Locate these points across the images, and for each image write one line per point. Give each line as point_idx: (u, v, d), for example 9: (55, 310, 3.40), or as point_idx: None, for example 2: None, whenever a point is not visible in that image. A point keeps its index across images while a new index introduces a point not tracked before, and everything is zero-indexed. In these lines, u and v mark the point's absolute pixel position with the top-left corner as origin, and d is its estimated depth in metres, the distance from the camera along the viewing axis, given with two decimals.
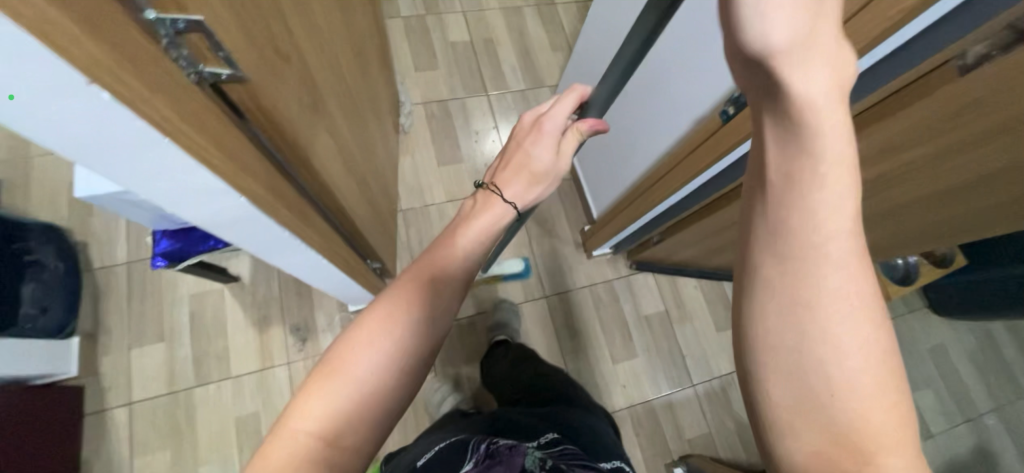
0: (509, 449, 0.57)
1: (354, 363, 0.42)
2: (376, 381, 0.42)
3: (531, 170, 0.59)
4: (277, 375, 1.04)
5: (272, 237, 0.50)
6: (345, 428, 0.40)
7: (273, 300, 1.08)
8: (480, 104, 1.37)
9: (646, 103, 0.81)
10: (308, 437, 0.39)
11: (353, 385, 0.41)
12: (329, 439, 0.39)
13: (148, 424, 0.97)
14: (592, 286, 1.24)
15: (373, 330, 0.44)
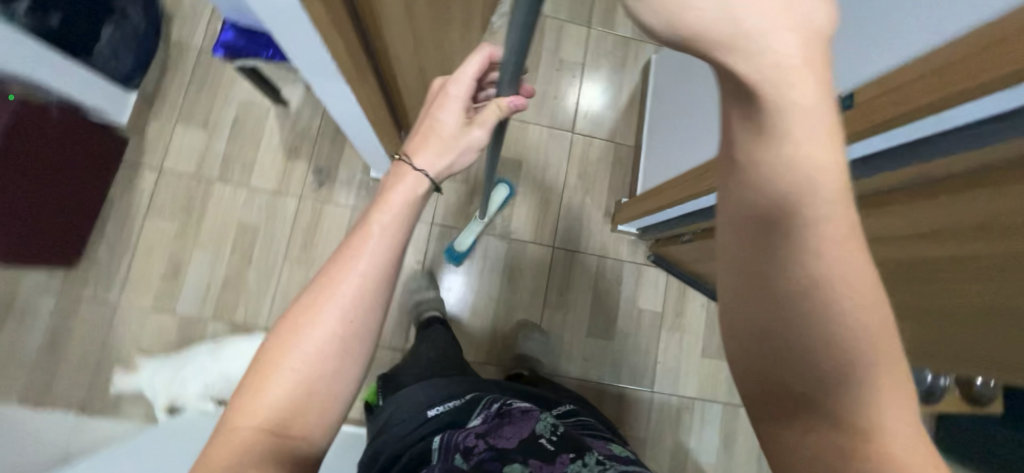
0: (522, 413, 0.63)
1: (296, 348, 0.45)
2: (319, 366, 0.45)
3: (443, 141, 0.57)
4: (285, 204, 1.09)
5: (314, 54, 0.52)
6: (295, 416, 0.44)
7: (308, 137, 1.12)
8: (578, 35, 1.28)
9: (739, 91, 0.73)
10: (257, 424, 0.43)
11: (295, 370, 0.45)
12: (277, 427, 0.43)
13: (167, 195, 1.06)
14: (602, 257, 1.20)
15: (315, 313, 0.46)
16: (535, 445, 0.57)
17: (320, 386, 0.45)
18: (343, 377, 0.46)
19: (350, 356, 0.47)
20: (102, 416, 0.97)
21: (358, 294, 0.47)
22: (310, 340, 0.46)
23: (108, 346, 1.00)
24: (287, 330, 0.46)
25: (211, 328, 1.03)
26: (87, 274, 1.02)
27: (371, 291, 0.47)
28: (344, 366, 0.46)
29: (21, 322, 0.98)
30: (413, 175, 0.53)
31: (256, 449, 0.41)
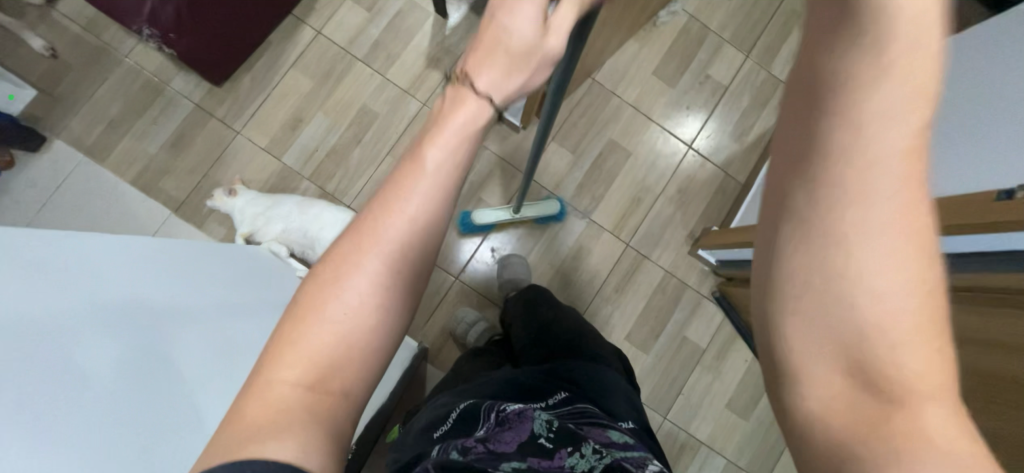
0: (518, 415, 0.59)
1: (330, 308, 0.37)
2: (357, 320, 0.37)
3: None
4: (409, 104, 1.14)
5: None
6: (332, 373, 0.36)
7: (452, 54, 1.16)
8: (734, 58, 1.26)
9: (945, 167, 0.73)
10: (286, 384, 0.35)
11: (332, 325, 0.36)
12: (309, 387, 0.35)
13: (316, 55, 1.14)
14: (668, 274, 1.19)
15: (351, 269, 0.37)
16: (534, 445, 0.53)
17: (355, 339, 0.37)
18: (376, 336, 0.37)
19: (388, 306, 0.38)
20: (189, 220, 1.06)
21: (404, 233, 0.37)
22: (348, 290, 0.37)
23: (216, 164, 1.09)
24: (324, 277, 0.37)
25: (304, 185, 1.10)
26: (224, 96, 1.11)
27: (415, 232, 0.38)
28: (381, 320, 0.37)
29: (159, 115, 1.09)
30: None
31: (289, 412, 0.34)
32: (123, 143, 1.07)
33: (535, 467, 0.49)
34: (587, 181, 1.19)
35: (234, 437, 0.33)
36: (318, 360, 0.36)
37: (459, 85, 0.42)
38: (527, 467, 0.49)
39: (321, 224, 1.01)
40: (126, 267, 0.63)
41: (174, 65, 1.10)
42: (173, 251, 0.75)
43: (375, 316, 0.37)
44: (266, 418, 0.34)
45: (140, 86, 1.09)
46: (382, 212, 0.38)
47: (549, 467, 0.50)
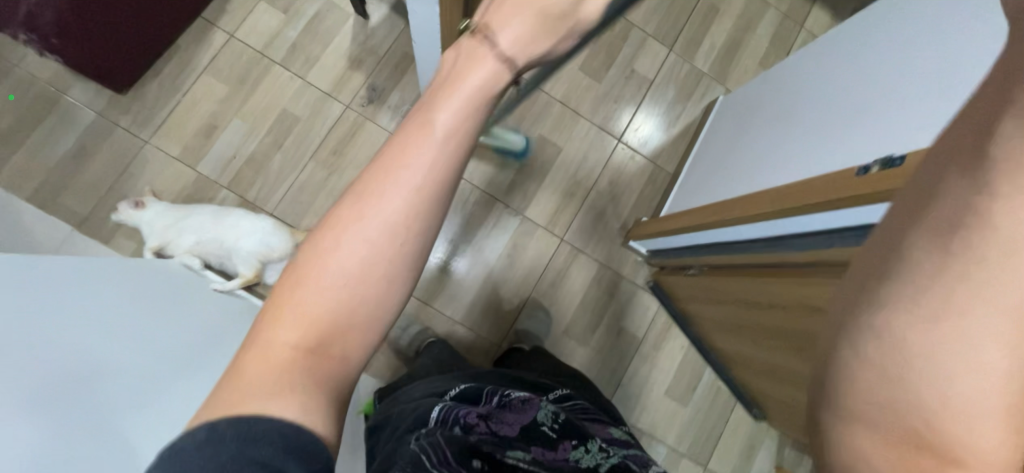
0: (524, 403, 0.58)
1: (324, 279, 0.33)
2: (353, 288, 0.33)
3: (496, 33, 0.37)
4: (332, 107, 1.12)
5: None
6: (331, 338, 0.33)
7: (375, 54, 1.14)
8: (658, 52, 1.29)
9: (778, 152, 0.81)
10: (286, 344, 0.32)
11: (337, 295, 0.33)
12: (306, 346, 0.32)
13: (230, 59, 1.09)
14: (603, 266, 1.21)
15: (354, 233, 0.33)
16: (537, 432, 0.53)
17: (350, 303, 0.33)
18: (374, 304, 0.34)
19: (397, 268, 0.34)
20: (94, 237, 1.00)
21: (421, 196, 0.33)
22: (347, 256, 0.33)
23: (123, 176, 1.03)
24: (328, 236, 0.34)
25: (221, 194, 1.06)
26: (131, 104, 1.05)
27: (417, 199, 0.33)
28: (382, 287, 0.34)
29: (57, 126, 1.02)
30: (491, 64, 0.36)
31: (284, 372, 0.31)
32: (15, 158, 1.00)
33: (539, 460, 0.49)
34: (518, 178, 1.19)
35: (236, 391, 0.31)
36: (319, 323, 0.33)
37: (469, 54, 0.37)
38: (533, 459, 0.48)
39: (238, 233, 0.97)
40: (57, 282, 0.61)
41: (71, 72, 1.03)
42: (98, 264, 0.74)
43: (377, 279, 0.33)
44: (270, 378, 0.31)
45: (35, 96, 1.02)
46: (400, 160, 0.33)
47: (555, 459, 0.50)
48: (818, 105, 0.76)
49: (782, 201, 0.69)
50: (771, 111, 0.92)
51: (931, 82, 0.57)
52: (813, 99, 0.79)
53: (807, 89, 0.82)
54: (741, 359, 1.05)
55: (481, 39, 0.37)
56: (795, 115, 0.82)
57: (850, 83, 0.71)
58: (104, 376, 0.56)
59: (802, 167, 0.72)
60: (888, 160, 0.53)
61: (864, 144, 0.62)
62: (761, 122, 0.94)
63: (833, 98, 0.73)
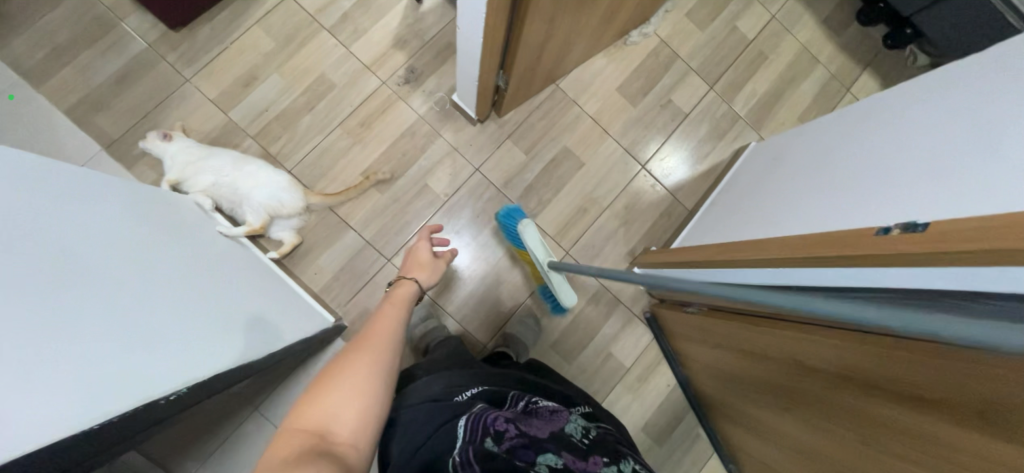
0: (551, 413, 0.57)
1: (347, 377, 0.46)
2: (357, 391, 0.45)
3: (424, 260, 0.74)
4: (369, 80, 1.14)
5: None
6: (340, 428, 0.43)
7: (420, 38, 1.17)
8: (697, 88, 1.29)
9: (816, 198, 0.77)
10: (306, 432, 0.41)
11: (346, 395, 0.45)
12: (323, 434, 0.42)
13: (282, 17, 1.13)
14: (603, 288, 1.19)
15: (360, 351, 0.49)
16: (567, 440, 0.51)
17: (353, 403, 0.44)
18: (370, 407, 0.45)
19: (386, 381, 0.48)
20: (117, 160, 1.03)
21: (392, 348, 0.52)
22: (353, 372, 0.47)
23: (158, 108, 1.06)
24: (331, 367, 0.47)
25: (246, 143, 1.08)
26: (180, 42, 1.09)
27: (397, 343, 0.53)
28: (377, 391, 0.47)
29: (107, 49, 1.06)
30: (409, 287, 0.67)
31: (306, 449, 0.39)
32: (64, 72, 1.04)
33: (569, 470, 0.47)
34: (536, 184, 1.19)
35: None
36: (332, 414, 0.43)
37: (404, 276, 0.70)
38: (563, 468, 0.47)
39: (251, 182, 0.98)
40: (66, 193, 0.61)
41: (132, 2, 1.07)
42: (106, 185, 0.73)
43: (373, 385, 0.47)
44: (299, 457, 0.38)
45: (93, 18, 1.06)
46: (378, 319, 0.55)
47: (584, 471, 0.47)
48: (850, 164, 0.75)
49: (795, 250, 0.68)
50: (808, 158, 0.89)
51: (972, 157, 0.55)
52: (845, 158, 0.78)
53: (840, 147, 0.81)
54: (725, 408, 1.02)
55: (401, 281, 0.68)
56: (837, 165, 0.78)
57: (887, 148, 0.70)
58: (109, 285, 0.57)
59: (822, 223, 0.71)
60: (911, 224, 0.52)
61: (894, 209, 0.61)
62: (796, 168, 0.91)
63: (885, 151, 0.70)
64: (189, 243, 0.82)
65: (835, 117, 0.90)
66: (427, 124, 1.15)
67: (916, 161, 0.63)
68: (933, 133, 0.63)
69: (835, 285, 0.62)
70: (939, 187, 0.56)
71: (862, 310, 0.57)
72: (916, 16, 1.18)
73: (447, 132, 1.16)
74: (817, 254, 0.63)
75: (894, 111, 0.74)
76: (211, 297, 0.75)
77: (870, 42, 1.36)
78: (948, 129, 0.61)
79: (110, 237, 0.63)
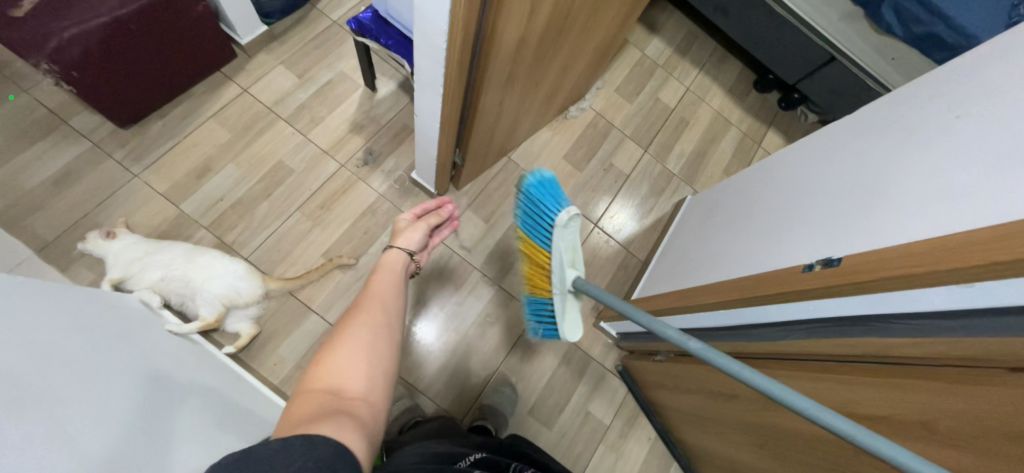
0: None
1: (346, 348, 0.50)
2: (357, 352, 0.50)
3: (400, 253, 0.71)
4: (328, 163, 1.17)
5: (437, 44, 0.64)
6: (351, 386, 0.47)
7: (377, 122, 1.23)
8: (634, 151, 1.43)
9: (751, 240, 0.86)
10: (322, 393, 0.45)
11: (349, 359, 0.49)
12: (337, 392, 0.45)
13: (238, 110, 1.16)
14: (573, 345, 1.21)
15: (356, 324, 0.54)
16: None
17: (355, 363, 0.49)
18: (372, 366, 0.50)
19: (384, 343, 0.53)
20: (50, 263, 0.96)
21: (388, 314, 0.57)
22: (353, 338, 0.52)
23: (102, 205, 1.02)
24: (334, 339, 0.52)
25: (199, 234, 1.05)
26: (130, 138, 1.08)
27: (390, 313, 0.58)
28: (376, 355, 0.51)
29: (48, 149, 1.03)
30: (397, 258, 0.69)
31: (321, 405, 0.43)
32: None
33: None
34: (498, 249, 1.23)
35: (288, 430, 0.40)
36: (340, 374, 0.48)
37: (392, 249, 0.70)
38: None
39: (206, 273, 0.94)
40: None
41: (79, 103, 1.07)
42: (29, 290, 0.66)
43: (372, 347, 0.52)
44: (315, 413, 0.42)
45: (34, 120, 1.04)
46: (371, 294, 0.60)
47: None
48: (774, 210, 0.85)
49: (739, 291, 0.75)
50: (738, 207, 1.01)
51: (867, 198, 0.65)
52: (768, 205, 0.88)
53: (762, 197, 0.92)
54: (703, 454, 1.03)
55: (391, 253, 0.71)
56: (762, 211, 0.89)
57: (801, 196, 0.81)
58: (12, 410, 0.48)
59: (758, 262, 0.78)
60: (827, 260, 0.61)
61: (812, 245, 0.69)
62: (729, 216, 1.02)
63: (799, 197, 0.81)
64: (127, 345, 0.75)
65: (752, 171, 1.04)
66: (388, 200, 1.18)
67: (825, 203, 0.73)
68: (835, 181, 0.74)
69: (778, 320, 0.69)
70: (847, 223, 0.65)
71: (805, 340, 0.63)
72: (800, 84, 1.42)
73: (407, 206, 1.19)
74: (756, 294, 0.70)
75: (799, 164, 0.87)
76: (149, 405, 0.67)
77: (769, 106, 1.60)
78: (843, 177, 0.73)
79: (32, 347, 0.56)
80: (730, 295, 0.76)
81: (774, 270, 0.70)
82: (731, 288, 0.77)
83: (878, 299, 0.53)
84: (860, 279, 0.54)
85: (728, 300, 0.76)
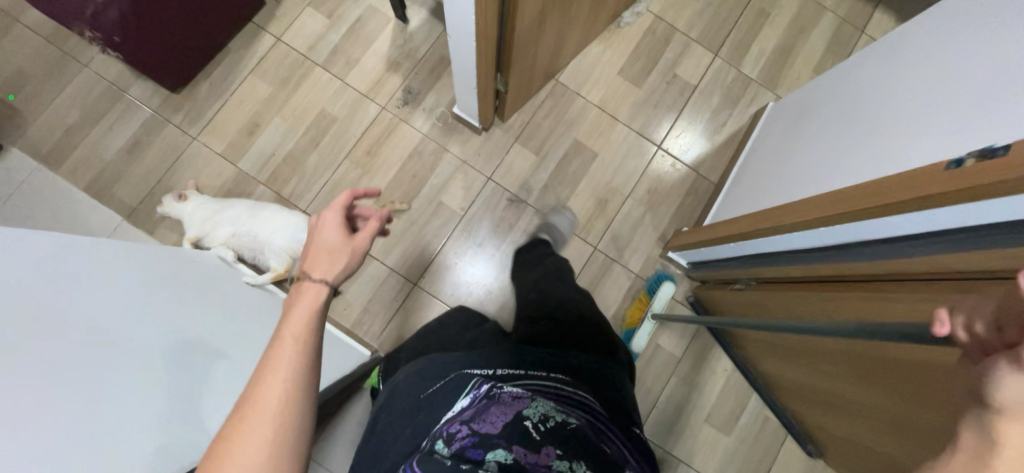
0: (510, 396, 0.49)
1: (225, 470, 0.37)
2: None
3: (331, 251, 0.55)
4: (368, 107, 1.13)
5: None
6: None
7: (412, 57, 1.15)
8: (702, 57, 1.23)
9: (856, 141, 0.70)
10: None
11: None
12: None
13: (275, 61, 1.13)
14: (639, 278, 1.13)
15: (242, 431, 0.38)
16: (520, 429, 0.44)
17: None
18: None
19: (291, 441, 0.40)
20: (139, 227, 1.04)
21: (287, 407, 0.40)
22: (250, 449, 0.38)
23: (171, 170, 1.07)
24: (219, 445, 0.38)
25: (259, 190, 1.08)
26: (182, 103, 1.10)
27: (299, 399, 0.41)
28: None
29: (116, 120, 1.08)
30: (314, 286, 0.51)
31: None
32: (78, 150, 1.06)
33: (520, 463, 0.40)
34: (551, 182, 1.15)
35: None
36: None
37: (299, 290, 0.51)
38: (513, 463, 0.40)
39: (270, 227, 0.97)
40: (85, 262, 0.62)
41: (132, 73, 1.10)
42: (103, 248, 0.69)
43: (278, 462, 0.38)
44: None
45: (98, 94, 1.09)
46: (269, 361, 0.42)
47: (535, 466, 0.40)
48: (891, 98, 0.68)
49: (843, 203, 0.62)
50: (837, 104, 0.82)
51: None
52: (885, 92, 0.69)
53: (876, 84, 0.73)
54: (785, 379, 0.96)
55: (303, 277, 0.52)
56: (874, 102, 0.71)
57: (929, 72, 0.62)
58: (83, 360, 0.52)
59: (873, 166, 0.63)
60: (988, 149, 0.46)
61: (956, 134, 0.52)
62: (826, 116, 0.84)
63: (926, 74, 0.63)
64: (212, 308, 0.80)
65: (859, 54, 0.83)
66: (432, 140, 1.13)
67: (967, 78, 0.56)
68: (994, 40, 0.55)
69: (905, 235, 0.56)
70: (1003, 98, 0.49)
71: (940, 256, 0.51)
72: None
73: (452, 145, 1.14)
74: (866, 205, 0.58)
75: (927, 32, 0.67)
76: (208, 374, 0.70)
77: None
78: (998, 37, 0.54)
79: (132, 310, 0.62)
80: (828, 209, 0.64)
81: (897, 173, 0.56)
82: (831, 201, 0.64)
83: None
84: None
85: (827, 215, 0.64)
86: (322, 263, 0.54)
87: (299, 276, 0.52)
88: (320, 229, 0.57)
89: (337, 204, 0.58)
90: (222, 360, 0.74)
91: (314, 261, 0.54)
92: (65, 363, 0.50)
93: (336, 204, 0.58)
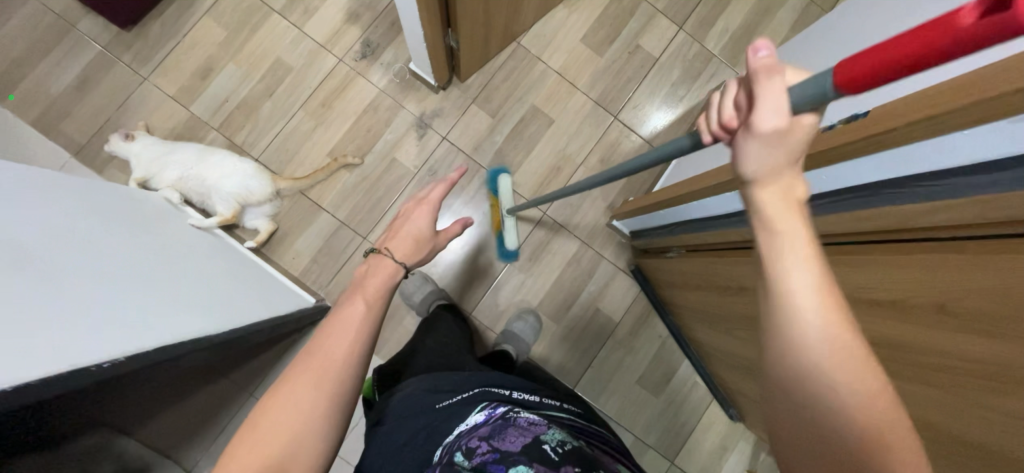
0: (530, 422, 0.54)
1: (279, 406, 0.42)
2: (303, 425, 0.42)
3: (417, 238, 0.64)
4: (326, 58, 1.12)
5: None
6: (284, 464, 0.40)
7: (372, 9, 1.14)
8: (666, 30, 1.23)
9: None
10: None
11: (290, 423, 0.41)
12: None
13: (231, 5, 1.11)
14: (584, 245, 1.17)
15: (300, 374, 0.44)
16: (538, 450, 0.48)
17: (301, 442, 0.41)
18: (321, 449, 0.42)
19: (342, 394, 0.45)
20: (88, 165, 1.04)
21: (342, 364, 0.45)
22: (304, 391, 0.43)
23: (121, 109, 1.06)
24: (279, 385, 0.43)
25: (211, 135, 1.08)
26: (133, 41, 1.08)
27: (353, 363, 0.46)
28: (323, 420, 0.43)
29: (65, 54, 1.06)
30: (394, 266, 0.60)
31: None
32: (24, 83, 1.05)
33: None
34: (506, 146, 1.16)
35: None
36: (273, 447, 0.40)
37: (380, 264, 0.60)
38: None
39: (217, 172, 0.98)
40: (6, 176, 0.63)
41: (83, 7, 1.08)
42: (25, 174, 0.68)
43: (326, 405, 0.43)
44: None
45: (46, 26, 1.06)
46: (334, 325, 0.48)
47: None
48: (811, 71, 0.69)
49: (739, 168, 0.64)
50: None
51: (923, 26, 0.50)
52: (817, 59, 0.71)
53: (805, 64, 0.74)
54: (711, 347, 1.01)
55: (386, 254, 0.61)
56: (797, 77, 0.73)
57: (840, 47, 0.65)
58: (30, 257, 0.55)
59: None
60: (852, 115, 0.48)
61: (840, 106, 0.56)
62: None
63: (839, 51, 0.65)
64: (155, 232, 0.82)
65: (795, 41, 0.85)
66: (388, 96, 1.13)
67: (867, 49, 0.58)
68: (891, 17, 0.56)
69: None
70: None
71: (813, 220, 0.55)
72: None
73: (409, 102, 1.14)
74: None
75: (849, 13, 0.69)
76: (184, 281, 0.77)
77: None
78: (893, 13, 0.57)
79: (64, 225, 0.64)
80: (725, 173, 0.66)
81: None
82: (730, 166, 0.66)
83: (903, 157, 0.42)
84: (871, 132, 0.42)
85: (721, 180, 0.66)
86: (405, 244, 0.63)
87: (381, 251, 0.61)
88: (414, 211, 0.66)
89: (436, 193, 0.66)
90: (182, 271, 0.78)
91: (395, 241, 0.63)
92: (14, 258, 0.53)
93: (434, 193, 0.66)
